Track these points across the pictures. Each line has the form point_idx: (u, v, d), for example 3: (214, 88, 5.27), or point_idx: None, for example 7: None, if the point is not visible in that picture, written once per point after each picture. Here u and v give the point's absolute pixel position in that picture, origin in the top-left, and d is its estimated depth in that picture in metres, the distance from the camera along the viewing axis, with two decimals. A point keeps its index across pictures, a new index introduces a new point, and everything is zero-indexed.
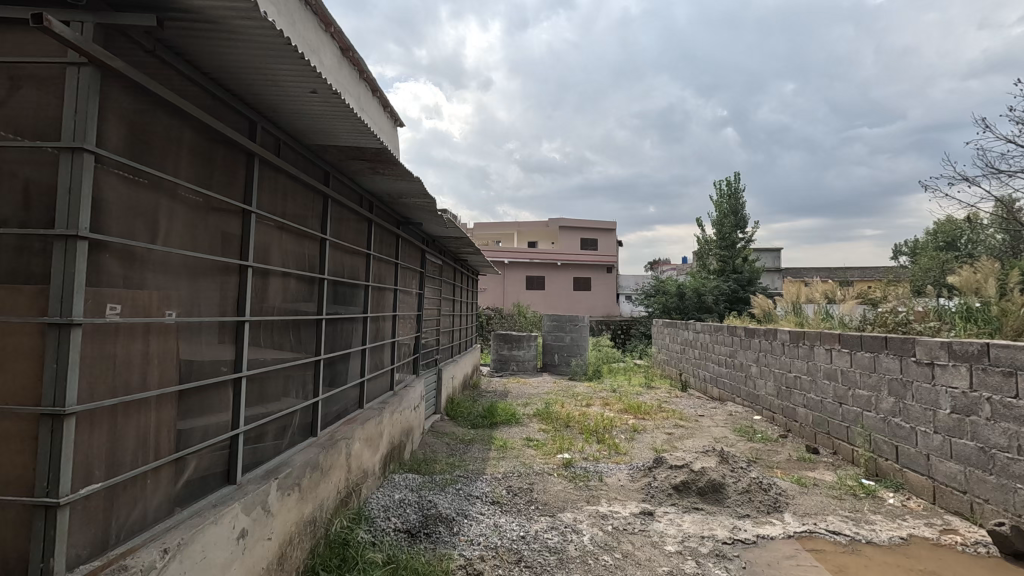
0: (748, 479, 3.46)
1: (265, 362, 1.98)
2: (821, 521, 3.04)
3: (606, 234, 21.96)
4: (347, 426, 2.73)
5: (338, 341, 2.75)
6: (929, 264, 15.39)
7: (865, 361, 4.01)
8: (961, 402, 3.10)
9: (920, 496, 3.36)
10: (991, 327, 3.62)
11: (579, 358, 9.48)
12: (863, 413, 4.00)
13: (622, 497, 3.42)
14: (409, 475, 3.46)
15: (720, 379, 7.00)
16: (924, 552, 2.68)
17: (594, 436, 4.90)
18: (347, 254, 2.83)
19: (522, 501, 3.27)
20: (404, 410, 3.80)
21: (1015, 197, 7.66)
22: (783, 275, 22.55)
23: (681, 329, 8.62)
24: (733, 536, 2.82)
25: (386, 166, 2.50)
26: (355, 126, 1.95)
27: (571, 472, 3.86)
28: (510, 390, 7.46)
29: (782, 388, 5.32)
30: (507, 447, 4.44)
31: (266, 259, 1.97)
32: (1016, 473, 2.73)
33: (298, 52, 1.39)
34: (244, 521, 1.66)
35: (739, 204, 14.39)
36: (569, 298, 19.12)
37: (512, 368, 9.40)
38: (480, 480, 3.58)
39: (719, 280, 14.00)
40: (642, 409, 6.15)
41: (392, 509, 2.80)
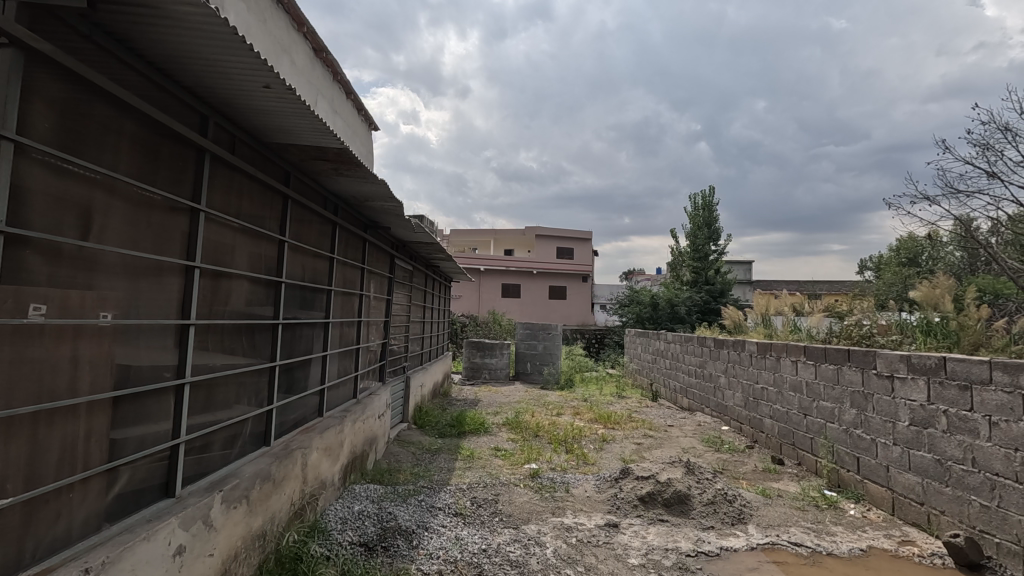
0: (714, 491, 3.46)
1: (213, 368, 1.89)
2: (783, 532, 3.06)
3: (582, 243, 22.09)
4: (304, 435, 2.64)
5: (297, 346, 2.66)
6: (893, 280, 15.90)
7: (829, 373, 4.06)
8: (919, 414, 3.15)
9: (880, 507, 3.41)
10: (950, 341, 3.73)
11: (552, 367, 9.45)
12: (827, 424, 4.05)
13: (588, 508, 3.38)
14: (371, 485, 3.37)
15: (690, 389, 7.05)
16: (884, 565, 2.70)
17: (563, 446, 4.88)
18: (309, 257, 2.74)
19: (486, 513, 3.20)
20: (368, 418, 3.71)
21: (973, 216, 7.92)
22: (751, 286, 23.01)
23: (652, 339, 8.66)
24: (697, 548, 2.81)
25: (350, 168, 2.43)
26: (315, 125, 1.88)
27: (537, 482, 3.81)
28: (480, 399, 7.39)
29: (749, 399, 5.37)
30: (474, 457, 4.37)
31: (217, 259, 1.88)
32: (971, 484, 2.78)
33: (246, 42, 1.32)
34: (182, 536, 1.57)
35: (713, 217, 14.61)
36: (545, 306, 19.13)
37: (484, 376, 9.34)
38: (444, 491, 3.49)
39: (692, 291, 14.19)
40: (611, 419, 6.14)
41: (350, 522, 2.71)
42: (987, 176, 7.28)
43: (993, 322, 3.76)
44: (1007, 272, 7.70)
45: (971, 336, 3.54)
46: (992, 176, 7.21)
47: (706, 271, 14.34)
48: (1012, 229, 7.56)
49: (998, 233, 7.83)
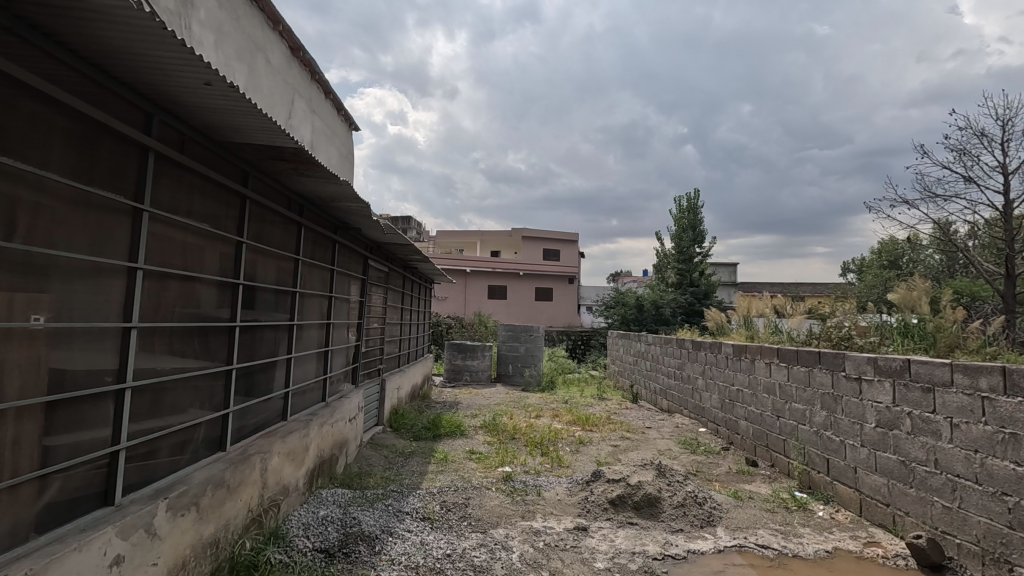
0: (684, 493, 3.46)
1: (160, 372, 1.85)
2: (751, 534, 3.07)
3: (568, 245, 22.12)
4: (265, 440, 2.59)
5: (257, 349, 2.62)
6: (874, 282, 16.11)
7: (801, 376, 4.08)
8: (885, 416, 3.18)
9: (848, 509, 3.43)
10: (926, 343, 3.79)
11: (534, 369, 9.43)
12: (798, 426, 4.07)
13: (558, 512, 3.36)
14: (338, 490, 3.32)
15: (669, 391, 7.07)
16: (848, 566, 2.71)
17: (539, 449, 4.85)
18: (270, 258, 2.70)
19: (454, 517, 3.17)
20: (337, 421, 3.66)
21: (951, 219, 8.03)
22: (735, 288, 23.20)
23: (634, 341, 8.68)
24: (664, 551, 2.80)
25: (310, 168, 2.40)
26: (266, 124, 1.85)
27: (510, 486, 3.78)
28: (460, 401, 7.35)
29: (725, 401, 5.39)
30: (447, 461, 4.33)
31: (165, 261, 1.84)
32: (933, 486, 2.80)
33: (179, 39, 1.29)
34: (119, 545, 1.52)
35: (698, 219, 14.70)
36: (531, 308, 19.12)
37: (465, 378, 9.30)
38: (413, 495, 3.45)
39: (677, 293, 14.27)
40: (589, 421, 6.13)
41: (312, 528, 2.67)
42: (964, 180, 7.38)
43: (969, 324, 3.82)
44: (983, 275, 7.82)
45: (946, 338, 3.60)
46: (969, 181, 7.32)
47: (690, 273, 14.42)
48: (988, 233, 7.67)
49: (975, 237, 7.94)
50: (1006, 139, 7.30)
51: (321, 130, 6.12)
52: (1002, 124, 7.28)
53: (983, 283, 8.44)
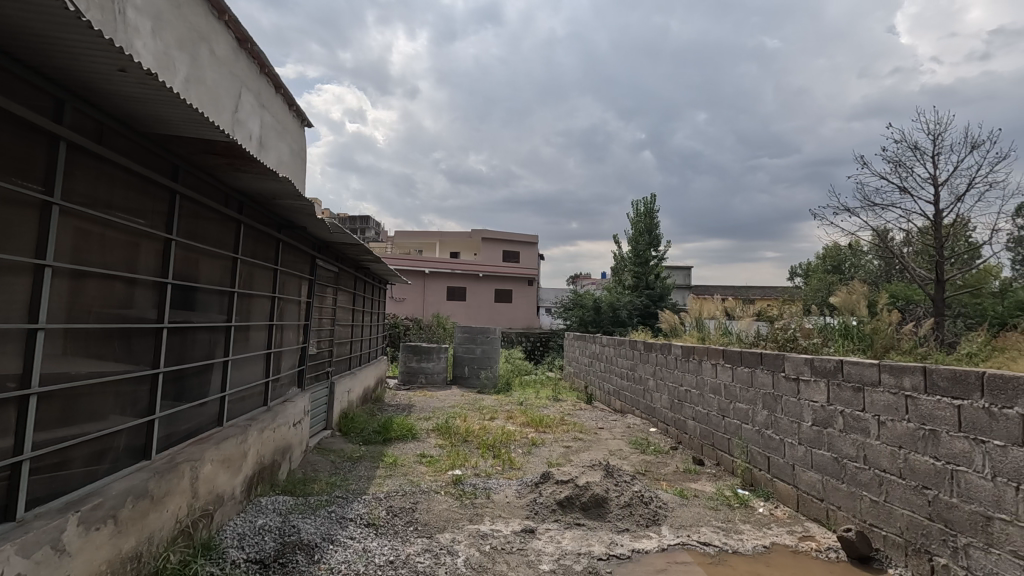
0: (631, 493, 3.50)
1: (74, 377, 1.73)
2: (694, 532, 3.13)
3: (527, 247, 22.19)
4: (197, 447, 2.47)
5: (190, 351, 2.50)
6: (819, 285, 16.83)
7: (745, 376, 4.20)
8: (820, 414, 3.31)
9: (786, 504, 3.56)
10: (864, 345, 3.97)
11: (490, 371, 9.40)
12: (742, 425, 4.19)
13: (507, 514, 3.34)
14: (279, 497, 3.21)
15: (622, 392, 7.17)
16: (783, 560, 2.80)
17: (491, 451, 4.83)
18: (205, 257, 2.58)
19: (400, 522, 3.11)
20: (280, 426, 3.54)
21: (888, 227, 8.46)
22: (689, 291, 23.81)
23: (589, 343, 8.76)
24: (609, 551, 2.83)
25: (245, 163, 2.30)
26: (192, 116, 1.76)
27: (459, 489, 3.74)
28: (414, 404, 7.24)
29: (675, 401, 5.51)
30: (397, 465, 4.25)
31: (81, 258, 1.73)
32: (862, 480, 2.93)
33: (86, 22, 1.21)
34: (20, 564, 1.41)
35: (654, 223, 14.99)
36: (490, 309, 19.09)
37: (420, 381, 9.18)
38: (359, 500, 3.37)
39: (633, 295, 14.51)
40: (543, 422, 6.15)
41: (247, 538, 2.56)
42: (900, 190, 7.79)
43: (904, 326, 4.03)
44: (916, 280, 8.28)
45: (883, 339, 3.78)
46: (904, 191, 7.72)
47: (647, 276, 14.69)
48: (921, 241, 8.12)
49: (910, 244, 8.39)
50: (937, 152, 7.74)
51: (271, 125, 5.93)
52: (934, 138, 7.72)
53: (916, 288, 8.92)
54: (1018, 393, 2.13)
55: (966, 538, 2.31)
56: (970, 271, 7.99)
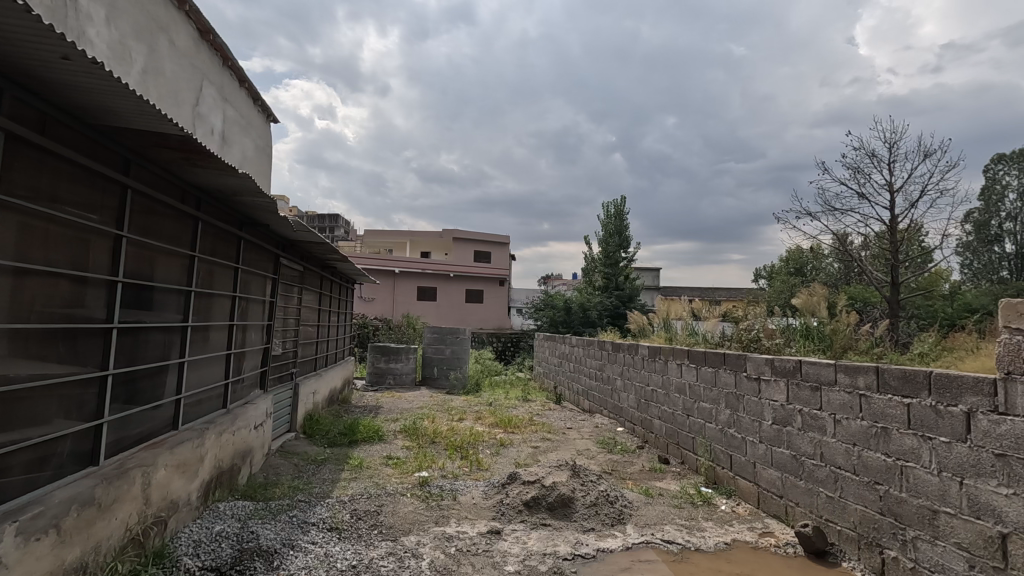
0: (597, 493, 3.53)
1: (14, 379, 1.64)
2: (658, 530, 3.17)
3: (499, 247, 22.18)
4: (150, 451, 2.38)
5: (142, 352, 2.40)
6: (782, 287, 17.31)
7: (708, 376, 4.28)
8: (779, 413, 3.39)
9: (747, 501, 3.64)
10: (823, 345, 4.09)
11: (460, 371, 9.35)
12: (705, 424, 4.27)
13: (473, 516, 3.33)
14: (239, 502, 3.12)
15: (590, 392, 7.23)
16: (743, 556, 2.86)
17: (459, 452, 4.80)
18: (160, 254, 2.49)
19: (364, 525, 3.05)
20: (240, 429, 3.45)
21: (847, 231, 8.75)
22: (657, 292, 24.20)
23: (559, 343, 8.80)
24: (575, 551, 2.84)
25: (202, 157, 2.23)
26: (144, 108, 1.70)
27: (425, 491, 3.70)
28: (382, 405, 7.15)
29: (641, 401, 5.58)
30: (362, 467, 4.18)
31: (22, 255, 1.64)
32: (819, 477, 3.01)
33: (24, 7, 1.15)
34: None
35: (624, 225, 15.16)
36: (461, 310, 19.00)
37: (388, 382, 9.08)
38: (322, 504, 3.30)
39: (603, 296, 14.65)
40: (512, 423, 6.14)
41: (203, 545, 2.48)
42: (858, 196, 8.07)
43: (860, 327, 4.16)
44: (873, 283, 8.58)
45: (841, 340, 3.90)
46: (862, 197, 8.00)
47: (616, 277, 14.85)
48: (878, 245, 8.42)
49: (868, 248, 8.69)
50: (893, 160, 8.04)
51: (234, 119, 5.77)
52: (890, 146, 8.02)
53: (873, 290, 9.25)
54: (963, 392, 2.22)
55: (914, 531, 2.40)
56: (923, 274, 8.33)
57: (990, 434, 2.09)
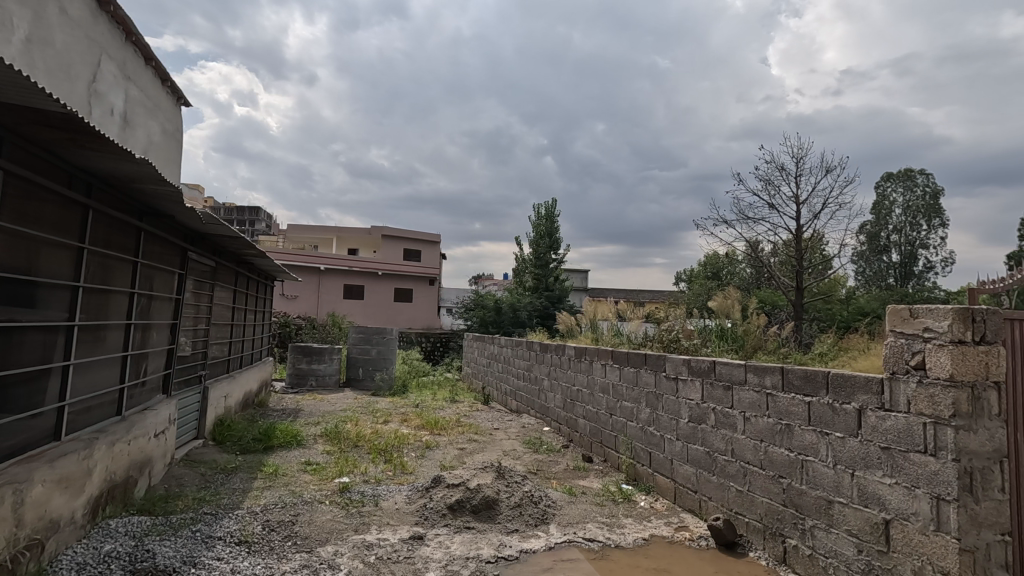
0: (521, 494, 3.54)
1: None
2: (579, 529, 3.22)
3: (430, 246, 21.90)
4: (24, 466, 2.12)
5: (15, 356, 2.12)
6: (700, 291, 18.26)
7: (630, 376, 4.41)
8: (695, 412, 3.55)
9: (665, 497, 3.78)
10: (736, 345, 4.33)
11: (386, 372, 9.12)
12: (627, 423, 4.40)
13: (395, 521, 3.24)
14: (134, 518, 2.86)
15: (518, 393, 7.27)
16: (660, 551, 2.96)
17: (382, 456, 4.67)
18: (41, 245, 2.23)
19: (276, 537, 2.88)
20: (138, 437, 3.16)
21: (758, 239, 9.34)
22: (585, 293, 24.81)
23: (487, 343, 8.80)
24: (498, 553, 2.83)
25: (92, 139, 2.02)
26: (15, 82, 1.50)
27: (344, 498, 3.56)
28: (302, 408, 6.84)
29: (567, 400, 5.67)
30: (277, 475, 3.96)
31: None
32: (730, 472, 3.18)
33: None
34: None
35: (554, 227, 15.41)
36: (389, 309, 18.57)
37: (310, 384, 8.70)
38: (230, 516, 3.08)
39: (533, 297, 14.80)
40: (438, 424, 6.05)
41: (88, 569, 2.24)
42: (769, 206, 8.64)
43: (769, 329, 4.45)
44: (781, 287, 9.22)
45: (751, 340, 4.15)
46: (772, 207, 8.56)
47: (547, 278, 15.06)
48: (786, 252, 9.04)
49: (776, 254, 9.32)
50: (800, 174, 8.66)
51: (138, 100, 5.30)
52: (797, 161, 8.63)
53: (780, 295, 9.94)
54: (855, 391, 2.40)
55: (812, 520, 2.58)
56: (824, 280, 9.05)
57: (878, 429, 2.28)
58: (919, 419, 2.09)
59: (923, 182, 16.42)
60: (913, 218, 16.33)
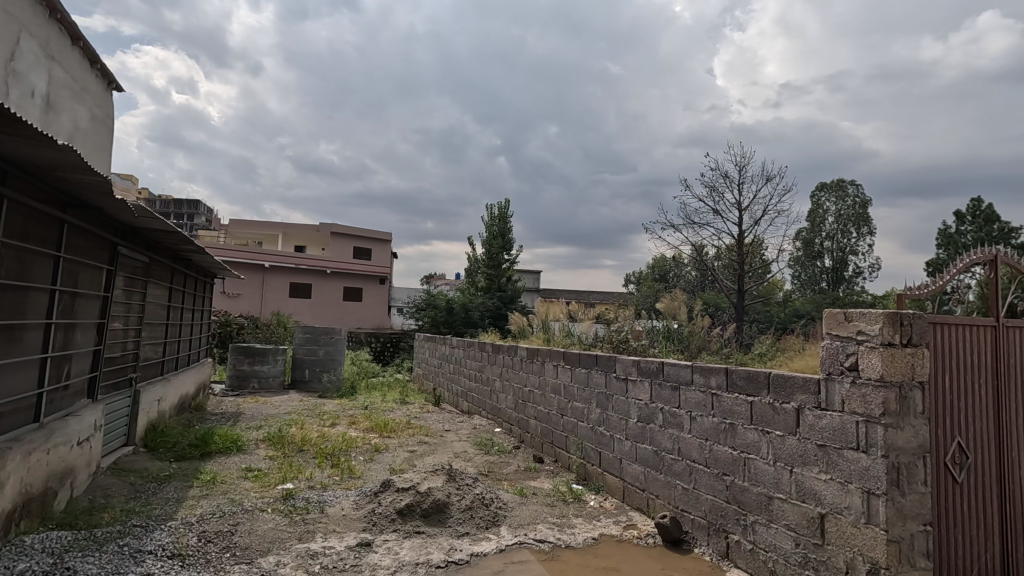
0: (472, 496, 3.51)
1: None
2: (531, 530, 3.22)
3: (380, 244, 21.50)
4: None
5: None
6: (648, 292, 18.72)
7: (581, 376, 4.46)
8: (644, 412, 3.62)
9: (614, 496, 3.84)
10: (682, 347, 4.45)
11: (333, 374, 8.87)
12: (577, 423, 4.45)
13: (342, 528, 3.14)
14: (53, 533, 2.64)
15: (469, 394, 7.23)
16: (609, 550, 3.00)
17: (329, 460, 4.52)
18: None
19: (213, 549, 2.74)
20: (58, 446, 2.93)
21: (703, 243, 9.66)
22: (536, 294, 24.99)
23: (439, 344, 8.71)
24: (448, 558, 2.79)
25: (7, 122, 1.84)
26: None
27: (288, 505, 3.42)
28: (243, 412, 6.55)
29: (519, 401, 5.68)
30: (215, 482, 3.76)
31: None
32: (676, 470, 3.26)
33: None
34: None
35: (507, 227, 15.45)
36: (337, 308, 18.06)
37: (252, 386, 8.35)
38: (162, 528, 2.90)
39: (485, 297, 14.77)
40: (388, 426, 5.92)
41: None
42: (713, 212, 8.94)
43: (713, 330, 4.60)
44: (723, 290, 9.57)
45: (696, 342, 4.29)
46: (716, 213, 8.87)
47: (499, 278, 15.07)
48: (728, 256, 9.40)
49: (720, 258, 9.66)
50: (742, 181, 9.02)
51: (64, 82, 4.93)
52: (739, 169, 8.98)
53: (723, 297, 10.33)
54: (793, 390, 2.51)
55: (753, 516, 2.68)
56: (763, 283, 9.45)
57: (814, 427, 2.39)
58: (852, 418, 2.20)
59: (853, 193, 17.46)
60: (844, 226, 17.33)
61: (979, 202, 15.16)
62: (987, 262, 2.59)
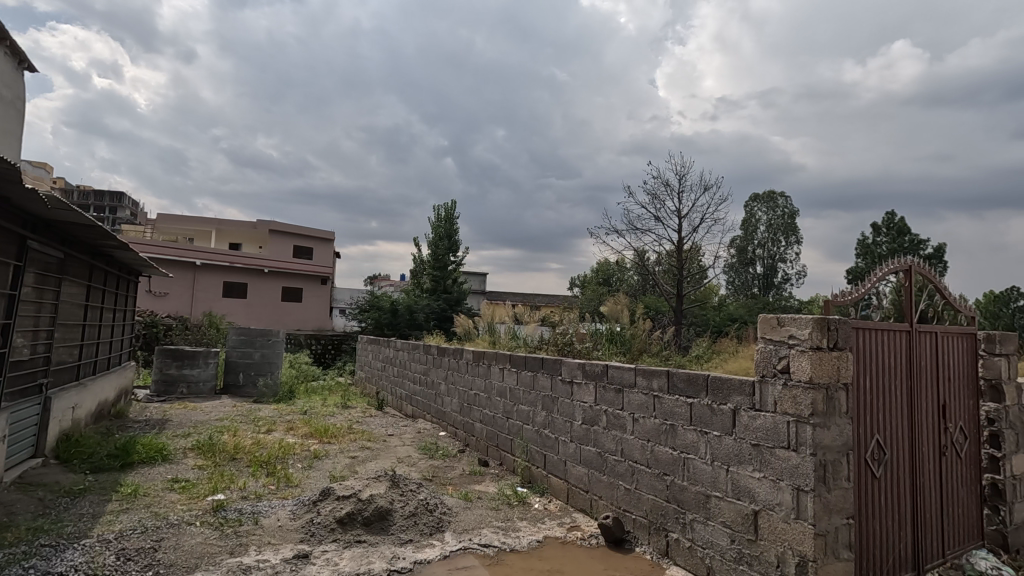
0: (416, 502, 3.44)
1: None
2: (475, 535, 3.19)
3: (322, 243, 20.85)
4: None
5: None
6: (592, 296, 19.09)
7: (527, 379, 4.47)
8: (588, 413, 3.67)
9: (558, 497, 3.87)
10: (624, 350, 4.54)
11: (270, 377, 8.50)
12: (523, 426, 4.46)
13: (277, 540, 3.00)
14: None
15: (414, 397, 7.11)
16: (553, 552, 3.01)
17: (264, 468, 4.32)
18: None
19: (134, 567, 2.55)
20: None
21: (645, 248, 9.94)
22: (482, 296, 24.97)
23: (382, 347, 8.54)
24: (390, 567, 2.72)
25: None
26: None
27: (219, 518, 3.23)
28: (169, 419, 6.16)
29: (464, 405, 5.63)
30: (136, 495, 3.51)
31: None
32: (619, 471, 3.32)
33: None
34: None
35: (454, 229, 15.38)
36: (276, 309, 17.36)
37: (180, 391, 7.89)
38: (75, 547, 2.67)
39: (431, 299, 14.60)
40: (328, 432, 5.73)
41: None
42: (655, 219, 9.21)
43: (654, 333, 4.72)
44: (663, 294, 9.88)
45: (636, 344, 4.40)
46: (658, 219, 9.14)
47: (444, 280, 14.95)
48: (668, 261, 9.71)
49: (660, 263, 9.97)
50: (682, 189, 9.35)
51: None
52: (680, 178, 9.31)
53: (663, 301, 10.67)
54: (730, 392, 2.61)
55: (691, 514, 2.77)
56: (700, 288, 9.83)
57: (749, 427, 2.49)
58: (784, 418, 2.31)
59: (782, 204, 18.51)
60: (774, 234, 18.31)
61: (893, 216, 16.40)
62: (901, 271, 2.80)
